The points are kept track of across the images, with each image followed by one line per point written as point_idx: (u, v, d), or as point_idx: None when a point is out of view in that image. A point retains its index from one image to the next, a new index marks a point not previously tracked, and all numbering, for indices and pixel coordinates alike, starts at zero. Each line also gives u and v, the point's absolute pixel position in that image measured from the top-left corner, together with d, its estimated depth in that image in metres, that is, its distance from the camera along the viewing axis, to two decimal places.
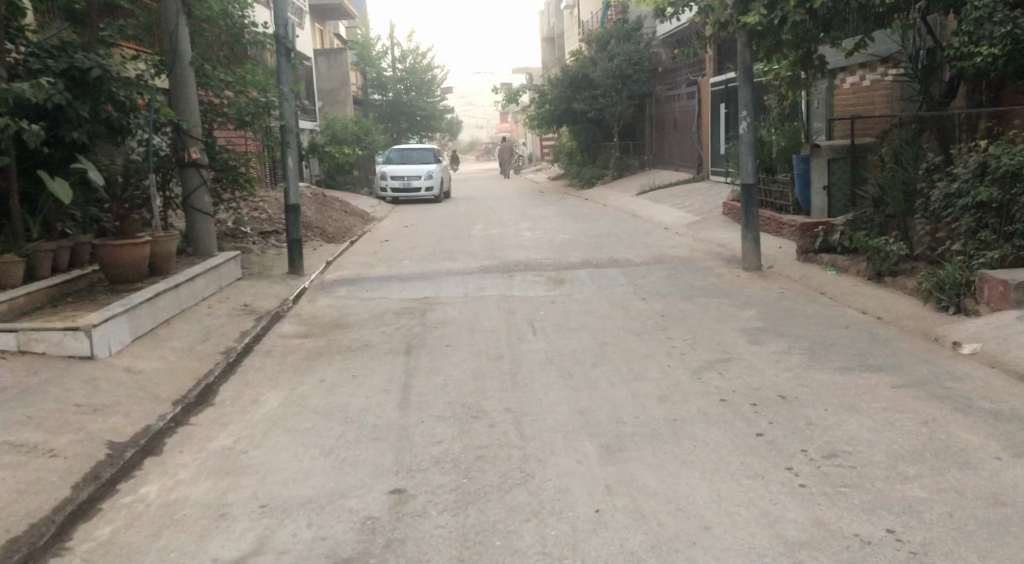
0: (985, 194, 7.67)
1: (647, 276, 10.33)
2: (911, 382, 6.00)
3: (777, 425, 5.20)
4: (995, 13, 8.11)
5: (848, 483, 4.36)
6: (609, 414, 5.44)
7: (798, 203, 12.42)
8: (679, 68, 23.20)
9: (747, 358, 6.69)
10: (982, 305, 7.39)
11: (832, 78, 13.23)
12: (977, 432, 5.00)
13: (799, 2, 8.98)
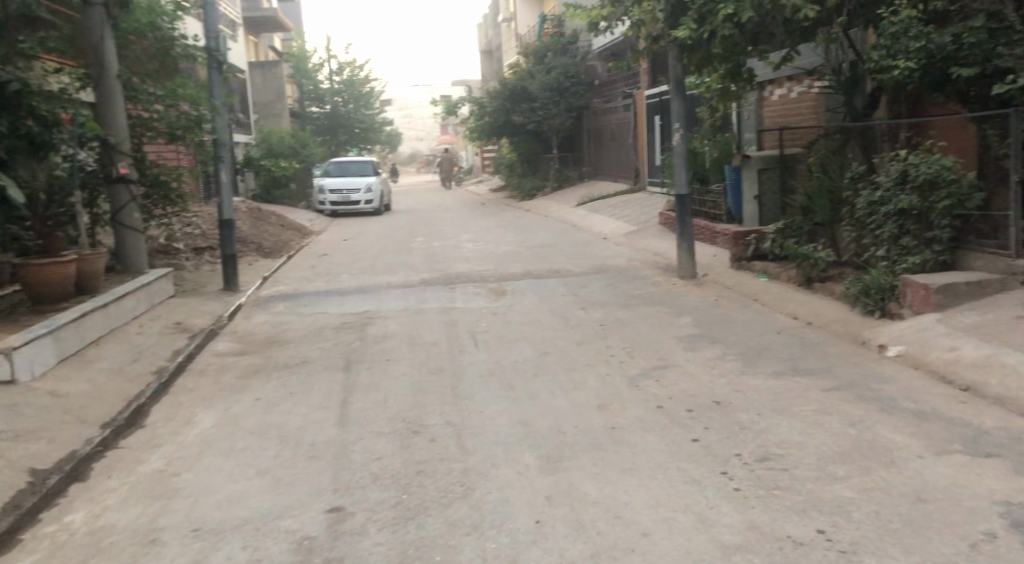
0: (905, 201, 7.93)
1: (586, 286, 10.44)
2: (841, 384, 6.19)
3: (713, 430, 5.31)
4: (910, 28, 8.42)
5: (781, 485, 4.48)
6: (549, 424, 5.49)
7: (731, 212, 12.71)
8: (615, 80, 23.54)
9: (684, 365, 6.81)
10: (906, 308, 7.65)
11: (761, 90, 13.58)
12: (902, 432, 5.18)
13: (728, 16, 9.22)
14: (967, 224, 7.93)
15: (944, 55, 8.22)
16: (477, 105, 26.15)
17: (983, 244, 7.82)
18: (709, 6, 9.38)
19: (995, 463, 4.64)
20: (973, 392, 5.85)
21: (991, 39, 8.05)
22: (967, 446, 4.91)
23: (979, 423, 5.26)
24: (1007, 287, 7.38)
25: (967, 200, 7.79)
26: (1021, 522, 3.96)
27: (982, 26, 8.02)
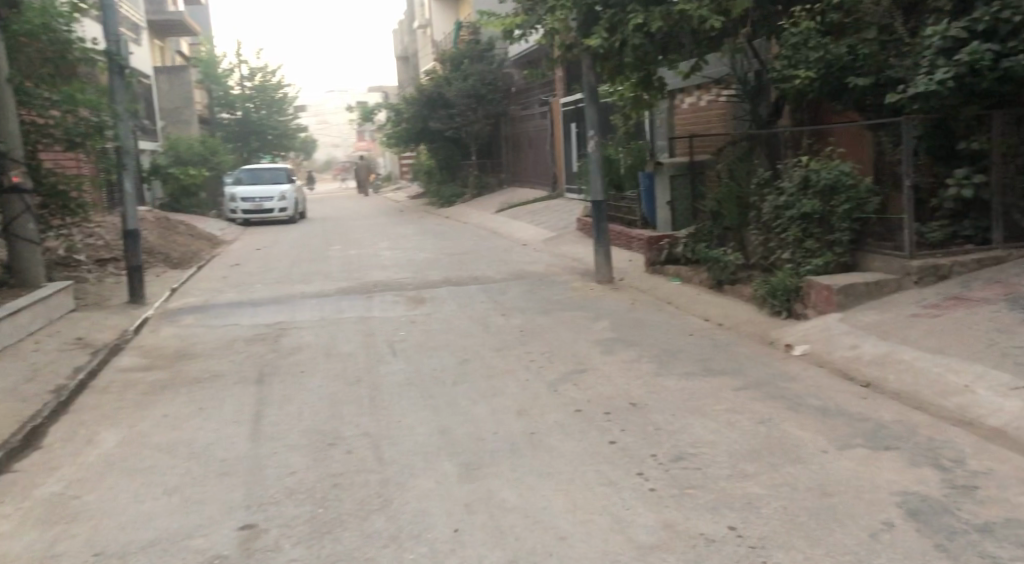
0: (809, 205, 8.29)
1: (504, 293, 10.49)
2: (750, 383, 6.37)
3: (629, 432, 5.40)
4: (810, 40, 8.83)
5: (694, 484, 4.60)
6: (468, 432, 5.50)
7: (646, 218, 12.94)
8: (532, 88, 23.76)
9: (601, 368, 6.92)
10: (811, 309, 7.96)
11: (672, 99, 13.92)
12: (807, 428, 5.39)
13: (638, 26, 9.48)
14: (865, 227, 8.24)
15: (841, 66, 8.59)
16: (393, 112, 26.00)
17: (880, 245, 8.11)
18: (619, 16, 9.62)
19: (893, 456, 4.86)
20: (873, 388, 6.11)
21: (883, 50, 8.49)
22: (868, 440, 5.13)
23: (879, 418, 5.50)
24: (902, 287, 7.67)
25: (865, 204, 8.14)
26: (917, 511, 4.16)
27: (875, 38, 8.46)
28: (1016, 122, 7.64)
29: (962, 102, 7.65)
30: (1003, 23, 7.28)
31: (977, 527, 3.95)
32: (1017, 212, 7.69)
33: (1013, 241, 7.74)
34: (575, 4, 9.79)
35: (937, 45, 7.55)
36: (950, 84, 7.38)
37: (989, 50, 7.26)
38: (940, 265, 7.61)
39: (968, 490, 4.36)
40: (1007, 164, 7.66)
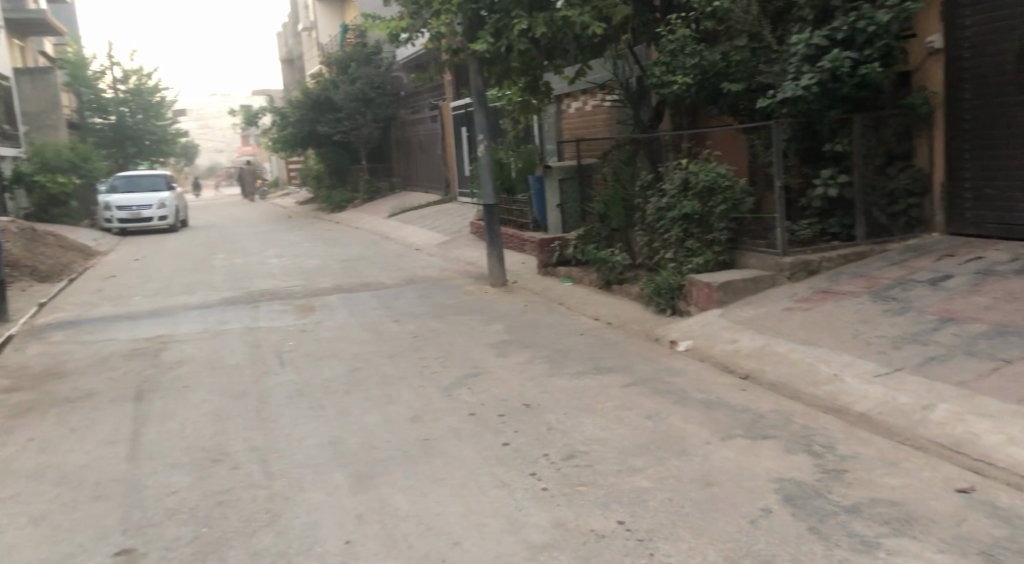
0: (688, 206, 8.60)
1: (395, 298, 10.42)
2: (638, 380, 6.55)
3: (522, 433, 5.46)
4: (686, 46, 9.16)
5: (585, 481, 4.69)
6: (359, 441, 5.44)
7: (538, 221, 13.10)
8: (421, 91, 23.67)
9: (495, 371, 6.96)
10: (693, 306, 8.25)
11: (559, 103, 14.16)
12: (691, 420, 5.58)
13: (523, 31, 9.59)
14: (741, 227, 8.60)
15: (716, 71, 8.94)
16: (278, 116, 25.42)
17: (755, 244, 8.48)
18: (504, 22, 9.66)
19: (770, 444, 5.09)
20: (752, 379, 6.37)
21: (753, 57, 8.84)
22: (747, 430, 5.35)
23: (758, 408, 5.74)
24: (776, 283, 8.02)
25: (740, 204, 8.49)
26: (792, 496, 4.37)
27: (746, 45, 8.82)
28: (874, 125, 8.11)
29: (825, 106, 8.05)
30: (859, 32, 7.71)
31: (846, 508, 4.19)
32: (877, 210, 8.19)
33: (874, 237, 8.21)
34: (460, 8, 9.73)
35: (802, 52, 7.92)
36: (814, 89, 7.77)
37: (848, 57, 7.69)
38: (810, 261, 8.02)
39: (838, 474, 4.61)
40: (867, 165, 8.16)
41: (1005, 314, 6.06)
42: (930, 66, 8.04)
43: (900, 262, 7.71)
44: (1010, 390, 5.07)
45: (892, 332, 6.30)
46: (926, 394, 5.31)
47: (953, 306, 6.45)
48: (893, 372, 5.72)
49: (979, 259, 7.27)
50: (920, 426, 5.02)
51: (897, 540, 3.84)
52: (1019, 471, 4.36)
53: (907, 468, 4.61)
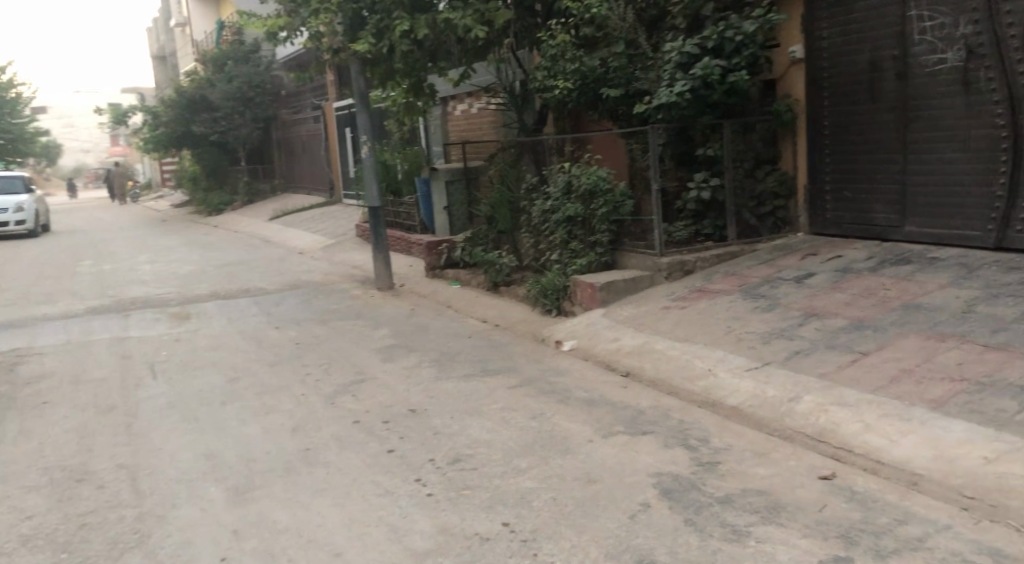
0: (572, 208, 8.78)
1: (277, 304, 10.17)
2: (523, 381, 6.61)
3: (407, 439, 5.42)
4: (566, 52, 9.36)
5: (469, 485, 4.70)
6: (237, 454, 5.28)
7: (424, 223, 12.98)
8: (302, 91, 23.17)
9: (380, 376, 6.88)
10: (578, 307, 8.41)
11: (444, 105, 14.14)
12: (575, 419, 5.68)
13: (404, 33, 9.50)
14: (622, 229, 8.78)
15: (595, 77, 9.14)
16: (151, 116, 24.37)
17: (635, 244, 8.70)
18: (385, 22, 9.51)
19: (649, 440, 5.24)
20: (633, 376, 6.55)
21: (630, 63, 9.03)
22: (628, 426, 5.49)
23: (638, 405, 5.91)
24: (655, 282, 8.26)
25: (620, 206, 8.69)
26: (669, 490, 4.51)
27: (623, 53, 8.96)
28: (743, 130, 8.47)
29: (698, 112, 8.36)
30: (727, 42, 8.08)
31: (719, 499, 4.35)
32: (747, 212, 8.56)
33: (745, 238, 8.57)
34: (340, 7, 9.48)
35: (676, 60, 8.20)
36: (687, 96, 8.06)
37: (717, 65, 8.03)
38: (686, 261, 8.30)
39: (711, 466, 4.79)
40: (737, 168, 8.51)
41: (863, 308, 6.44)
42: (792, 75, 8.48)
43: (768, 260, 8.07)
44: (867, 380, 5.39)
45: (761, 328, 6.60)
46: (792, 387, 5.58)
47: (816, 302, 6.80)
48: (763, 366, 5.99)
49: (838, 257, 7.71)
50: (787, 418, 5.28)
51: (765, 528, 4.03)
52: (874, 456, 4.64)
53: (775, 458, 4.83)
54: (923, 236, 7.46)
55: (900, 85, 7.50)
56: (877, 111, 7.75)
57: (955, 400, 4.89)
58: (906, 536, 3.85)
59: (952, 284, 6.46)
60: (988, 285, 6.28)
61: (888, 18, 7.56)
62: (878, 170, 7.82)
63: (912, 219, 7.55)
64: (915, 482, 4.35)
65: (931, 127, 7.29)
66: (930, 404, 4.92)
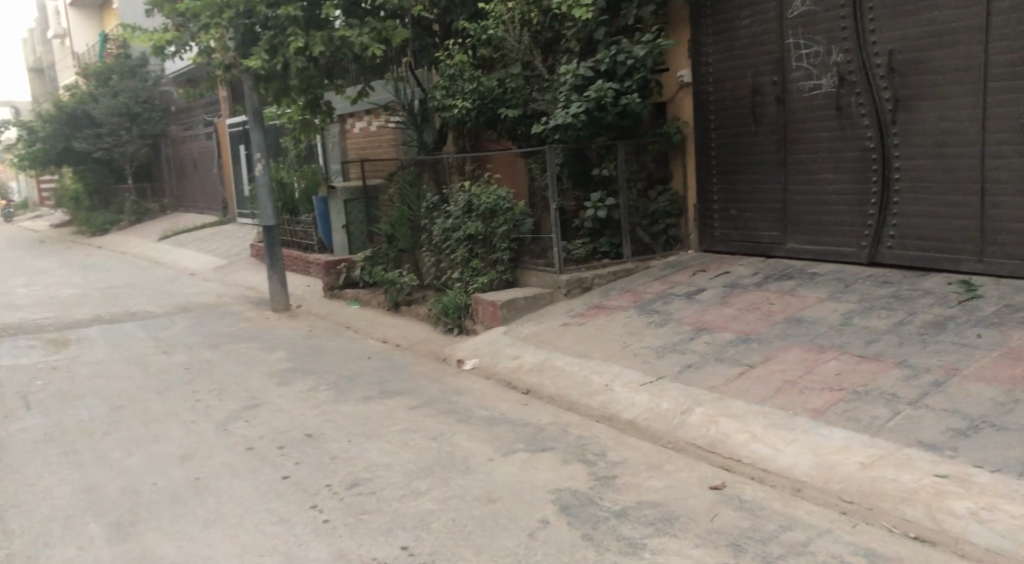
0: (472, 227, 8.86)
1: (166, 328, 9.83)
2: (422, 401, 6.58)
3: (302, 465, 5.32)
4: (464, 72, 9.54)
5: (368, 509, 4.64)
6: (121, 486, 5.07)
7: (323, 242, 12.77)
8: (193, 107, 22.55)
9: (275, 401, 6.72)
10: (479, 325, 8.45)
11: (342, 123, 14.01)
12: (475, 438, 5.69)
13: (299, 49, 9.37)
14: (522, 246, 8.89)
15: (493, 98, 9.31)
16: (27, 131, 23.20)
17: (535, 262, 8.80)
18: (279, 39, 9.34)
19: (548, 456, 5.29)
20: (533, 394, 6.61)
21: (527, 84, 9.20)
22: (528, 443, 5.54)
23: (537, 422, 5.97)
24: (555, 299, 8.39)
25: (520, 225, 8.79)
26: (567, 505, 4.57)
27: (520, 73, 9.12)
28: (635, 151, 8.73)
29: (592, 134, 8.56)
30: (619, 65, 8.38)
31: (616, 513, 4.44)
32: (641, 230, 8.79)
33: (640, 255, 8.81)
34: (232, 23, 9.21)
35: (571, 82, 8.41)
36: (581, 117, 8.26)
37: (611, 88, 8.26)
38: (584, 278, 8.45)
39: (608, 480, 4.88)
40: (630, 189, 8.75)
41: (749, 322, 6.70)
42: (681, 97, 8.79)
43: (662, 277, 8.31)
44: (753, 392, 5.61)
45: (655, 343, 6.77)
46: (684, 400, 5.75)
47: (706, 317, 7.04)
48: (657, 380, 6.15)
49: (727, 273, 8.00)
50: (680, 430, 5.43)
51: (659, 540, 4.13)
52: (760, 465, 4.83)
53: (669, 470, 4.96)
54: (803, 252, 7.82)
55: (780, 109, 7.87)
56: (759, 133, 8.10)
57: (834, 409, 5.14)
58: (791, 542, 4.01)
59: (831, 298, 6.79)
60: (863, 298, 6.64)
61: (767, 45, 7.92)
62: (760, 190, 8.17)
63: (793, 236, 7.91)
64: (799, 489, 4.54)
65: (809, 150, 7.66)
66: (812, 413, 5.16)
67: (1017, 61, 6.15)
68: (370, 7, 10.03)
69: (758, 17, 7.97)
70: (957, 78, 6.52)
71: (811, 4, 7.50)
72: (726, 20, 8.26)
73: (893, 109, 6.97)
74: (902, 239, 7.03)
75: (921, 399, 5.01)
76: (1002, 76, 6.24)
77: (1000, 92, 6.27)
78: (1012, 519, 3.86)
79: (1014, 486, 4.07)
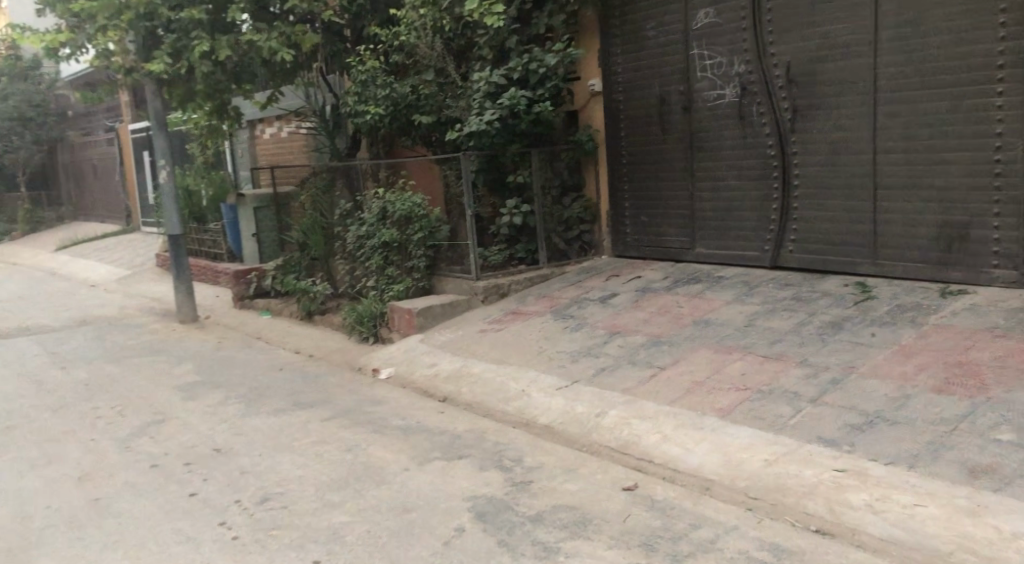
0: (387, 234, 8.79)
1: (65, 342, 9.43)
2: (337, 412, 6.48)
3: (211, 481, 5.19)
4: (376, 78, 9.46)
5: (279, 524, 4.55)
6: (14, 511, 4.84)
7: (232, 251, 12.46)
8: (92, 112, 21.71)
9: (181, 416, 6.52)
10: (395, 333, 8.39)
11: (251, 129, 13.71)
12: (390, 448, 5.64)
13: (204, 54, 9.12)
14: (438, 254, 8.88)
15: (406, 103, 9.23)
16: None
17: (452, 269, 8.77)
18: (183, 42, 9.13)
19: (464, 464, 5.29)
20: (449, 401, 6.60)
21: (441, 91, 9.19)
22: (444, 451, 5.52)
23: (454, 429, 5.96)
24: (472, 306, 8.39)
25: (436, 232, 8.77)
26: (483, 512, 4.58)
27: (433, 80, 9.12)
28: (549, 158, 8.82)
29: (506, 141, 8.63)
30: (531, 73, 8.46)
31: (530, 518, 4.47)
32: (556, 236, 8.89)
33: (554, 262, 8.88)
34: (131, 25, 8.97)
35: (484, 89, 8.45)
36: (496, 124, 8.31)
37: (523, 96, 8.33)
38: (500, 285, 8.48)
39: (525, 485, 4.91)
40: (545, 196, 8.83)
41: (660, 325, 6.84)
42: (593, 106, 8.94)
43: (577, 282, 8.41)
44: (664, 393, 5.73)
45: (570, 348, 6.85)
46: (598, 403, 5.83)
47: (619, 321, 7.16)
48: (571, 384, 6.21)
49: (638, 278, 8.16)
50: (594, 433, 5.50)
51: (573, 542, 4.17)
52: (671, 465, 4.93)
53: (583, 473, 5.02)
54: (711, 256, 8.04)
55: (686, 118, 8.06)
56: (667, 141, 8.29)
57: (740, 408, 5.29)
58: (699, 540, 4.11)
59: (736, 300, 7.00)
60: (766, 299, 6.87)
61: (673, 56, 8.12)
62: (669, 196, 8.36)
63: (701, 241, 8.12)
64: (708, 487, 4.65)
65: (714, 158, 7.88)
66: (719, 413, 5.30)
67: (902, 73, 6.48)
68: (279, 11, 9.85)
69: (664, 28, 8.17)
70: (850, 89, 6.80)
71: (714, 17, 7.73)
72: (634, 30, 8.43)
73: (792, 118, 7.22)
74: (802, 243, 7.29)
75: (821, 396, 5.20)
76: (892, 86, 6.55)
77: (890, 102, 6.57)
78: (904, 508, 4.04)
79: (906, 477, 4.27)
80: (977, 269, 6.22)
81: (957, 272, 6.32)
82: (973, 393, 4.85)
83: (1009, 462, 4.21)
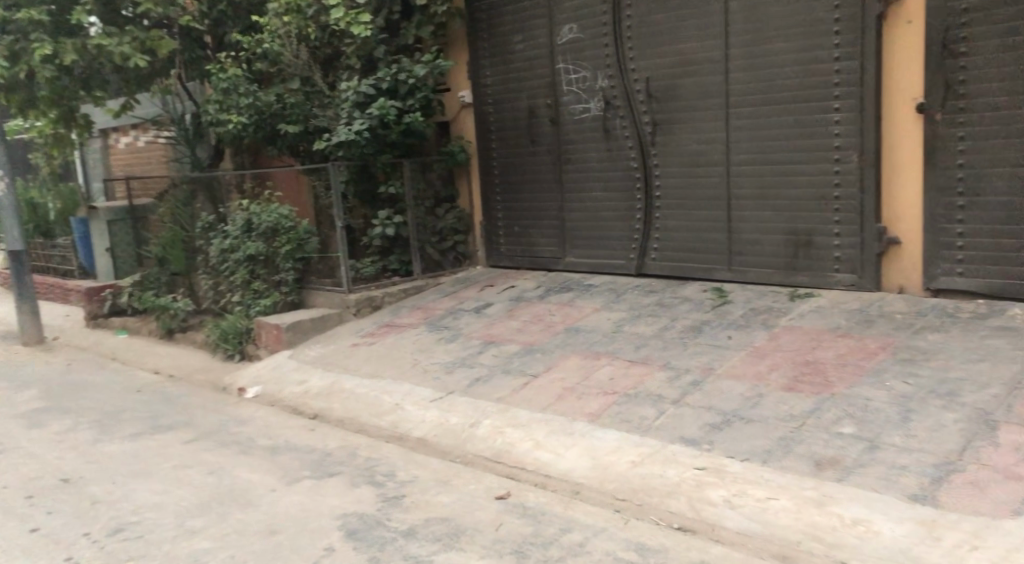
0: (253, 247, 8.53)
1: None
2: (200, 434, 6.23)
3: (56, 513, 4.86)
4: (239, 86, 9.08)
5: (133, 555, 4.31)
6: None
7: (83, 267, 11.75)
8: None
9: (24, 446, 6.09)
10: (261, 350, 8.14)
11: (104, 138, 13.06)
12: (256, 469, 5.45)
13: (46, 58, 8.59)
14: (308, 267, 8.68)
15: (271, 112, 8.95)
16: None
17: (321, 282, 8.59)
18: (21, 45, 8.59)
19: (334, 482, 5.16)
20: (320, 418, 6.44)
21: (308, 100, 9.00)
22: (314, 470, 5.38)
23: (325, 447, 5.81)
24: (344, 319, 8.24)
25: (305, 244, 8.58)
26: (353, 529, 4.49)
27: (299, 89, 8.92)
28: (421, 169, 8.77)
29: (377, 151, 8.54)
30: (400, 84, 8.40)
31: (402, 532, 4.41)
32: (429, 247, 8.85)
33: (428, 272, 8.84)
34: None
35: (353, 99, 8.32)
36: (365, 134, 8.21)
37: (393, 106, 8.27)
38: (373, 297, 8.36)
39: (396, 500, 4.84)
40: (417, 207, 8.79)
41: (531, 334, 6.91)
42: (463, 118, 9.00)
43: (450, 293, 8.40)
44: (537, 400, 5.80)
45: (444, 359, 6.83)
46: (471, 413, 5.83)
47: (493, 330, 7.18)
48: (445, 395, 6.19)
49: (511, 287, 8.23)
50: (468, 443, 5.50)
51: (445, 555, 4.14)
52: (543, 471, 4.98)
53: (456, 484, 5.00)
54: (580, 264, 8.20)
55: (554, 131, 8.21)
56: (536, 153, 8.41)
57: (608, 412, 5.41)
58: (569, 544, 4.16)
59: (604, 307, 7.16)
60: (632, 306, 7.06)
61: (539, 69, 8.26)
62: (538, 205, 8.48)
63: (570, 250, 8.28)
64: (578, 492, 4.73)
65: (580, 169, 8.06)
66: (588, 417, 5.40)
67: (750, 90, 6.81)
68: (132, 15, 9.34)
69: (530, 41, 8.29)
70: (705, 104, 7.09)
71: (578, 32, 7.90)
72: (501, 44, 8.52)
73: (652, 131, 7.47)
74: (666, 251, 7.54)
75: (683, 397, 5.38)
76: (742, 102, 6.87)
77: (741, 117, 6.89)
78: (758, 502, 4.22)
79: (761, 472, 4.47)
80: (822, 274, 6.59)
81: (806, 276, 6.69)
82: (819, 390, 5.14)
83: (850, 454, 4.47)
